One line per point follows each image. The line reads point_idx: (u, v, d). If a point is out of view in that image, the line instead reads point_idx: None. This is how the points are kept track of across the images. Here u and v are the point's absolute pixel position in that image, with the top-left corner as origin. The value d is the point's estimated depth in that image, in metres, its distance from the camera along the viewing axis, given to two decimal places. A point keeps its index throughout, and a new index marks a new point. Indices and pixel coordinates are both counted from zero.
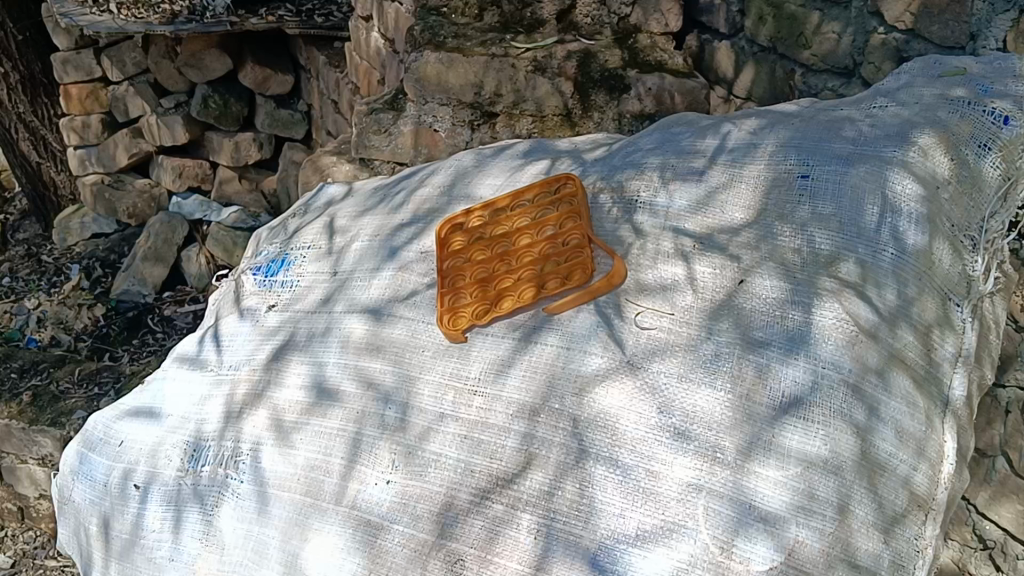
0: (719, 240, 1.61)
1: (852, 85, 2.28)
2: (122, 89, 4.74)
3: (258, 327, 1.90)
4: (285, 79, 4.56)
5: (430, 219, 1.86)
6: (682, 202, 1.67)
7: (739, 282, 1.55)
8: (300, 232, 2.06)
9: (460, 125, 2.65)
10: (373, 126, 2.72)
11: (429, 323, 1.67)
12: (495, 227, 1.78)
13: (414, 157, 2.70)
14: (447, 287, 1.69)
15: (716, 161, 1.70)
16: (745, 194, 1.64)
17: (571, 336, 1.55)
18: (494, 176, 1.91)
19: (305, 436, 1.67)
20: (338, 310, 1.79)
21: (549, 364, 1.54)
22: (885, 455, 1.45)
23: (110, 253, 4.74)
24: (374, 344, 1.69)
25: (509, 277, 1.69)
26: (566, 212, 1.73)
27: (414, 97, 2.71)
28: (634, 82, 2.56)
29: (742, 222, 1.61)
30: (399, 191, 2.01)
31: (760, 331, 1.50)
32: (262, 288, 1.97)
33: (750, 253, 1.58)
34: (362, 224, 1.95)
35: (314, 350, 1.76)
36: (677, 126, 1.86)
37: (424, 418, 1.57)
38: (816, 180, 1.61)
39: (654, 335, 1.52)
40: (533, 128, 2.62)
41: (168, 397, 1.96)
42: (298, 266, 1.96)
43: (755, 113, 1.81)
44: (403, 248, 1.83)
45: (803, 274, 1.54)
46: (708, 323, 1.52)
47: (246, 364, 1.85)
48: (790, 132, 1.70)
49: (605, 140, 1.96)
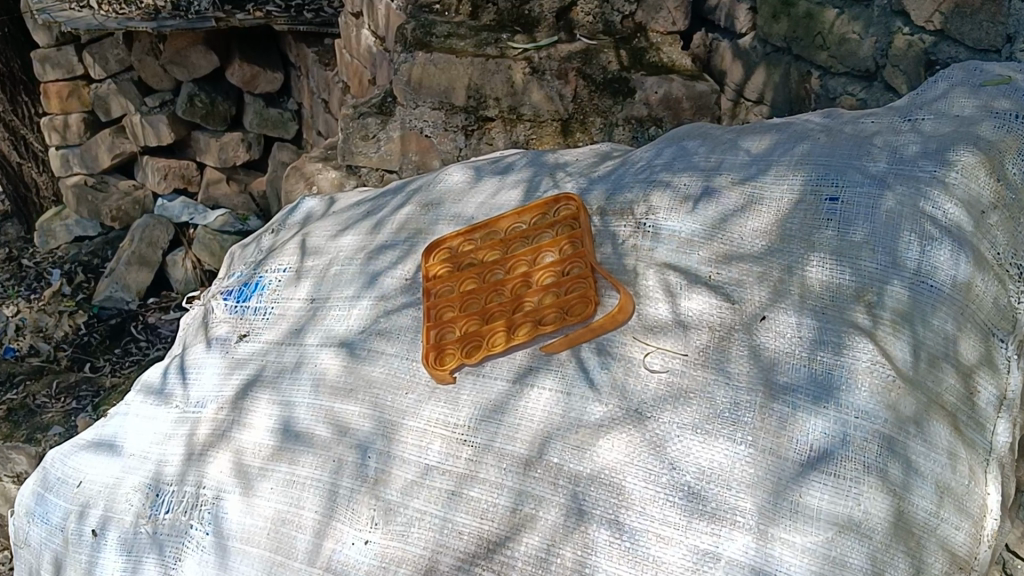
0: (736, 270, 1.44)
1: (876, 89, 2.10)
2: (105, 88, 4.55)
3: (227, 359, 1.72)
4: (274, 78, 4.39)
5: (415, 240, 1.69)
6: (695, 226, 1.49)
7: (760, 318, 1.38)
8: (275, 253, 1.89)
9: (454, 130, 2.50)
10: (360, 131, 2.57)
11: (413, 359, 1.50)
12: (486, 252, 1.61)
13: (403, 164, 2.58)
14: (433, 321, 1.52)
15: (732, 181, 1.53)
16: (765, 217, 1.47)
17: (571, 380, 1.38)
18: (484, 193, 1.74)
19: (275, 485, 1.50)
20: (311, 344, 1.63)
21: (546, 413, 1.37)
22: (923, 514, 1.26)
23: (93, 257, 4.58)
24: (351, 384, 1.52)
25: (502, 309, 1.51)
26: (566, 237, 1.55)
27: (403, 100, 2.53)
28: (639, 85, 2.38)
29: (761, 249, 1.44)
30: (381, 208, 1.84)
31: (785, 376, 1.33)
32: (233, 315, 1.80)
33: (771, 286, 1.41)
34: (341, 246, 1.78)
35: (284, 387, 1.60)
36: (688, 138, 1.68)
37: (407, 470, 1.41)
38: (846, 204, 1.44)
39: (664, 380, 1.35)
40: (530, 134, 2.45)
41: (131, 435, 1.78)
42: (273, 291, 1.79)
43: (775, 124, 1.64)
44: (383, 273, 1.66)
45: (833, 310, 1.37)
46: (725, 365, 1.35)
47: (213, 400, 1.68)
48: (815, 148, 1.52)
49: (608, 153, 1.79)
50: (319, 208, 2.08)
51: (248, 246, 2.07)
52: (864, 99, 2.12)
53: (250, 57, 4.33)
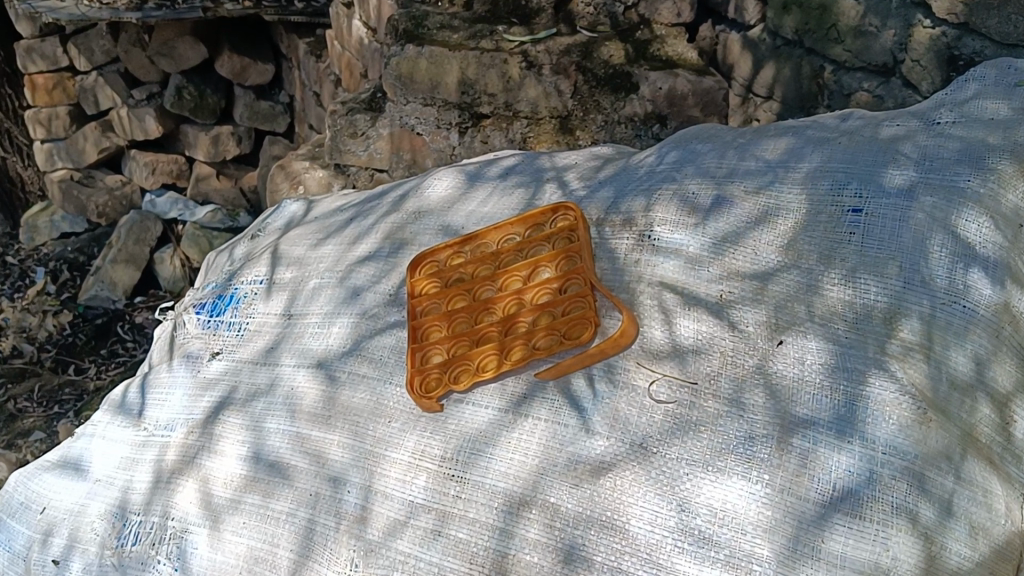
0: (752, 288, 1.31)
1: (894, 86, 1.98)
2: (90, 80, 4.40)
3: (198, 379, 1.60)
4: (264, 70, 4.24)
5: (401, 252, 1.56)
6: (705, 238, 1.36)
7: (776, 342, 1.25)
8: (252, 263, 1.77)
9: (447, 127, 2.37)
10: (348, 128, 2.46)
11: (397, 385, 1.38)
12: (476, 265, 1.47)
13: (393, 163, 2.46)
14: (418, 343, 1.40)
15: (745, 188, 1.40)
16: (782, 230, 1.34)
17: (567, 410, 1.26)
18: (475, 200, 1.61)
19: (247, 520, 1.37)
20: (287, 365, 1.50)
21: (542, 446, 1.24)
22: (957, 560, 1.13)
23: (79, 254, 4.42)
24: (330, 410, 1.40)
25: (492, 329, 1.38)
26: (564, 250, 1.41)
27: (393, 96, 2.41)
28: (642, 80, 2.24)
29: (778, 265, 1.31)
30: (365, 215, 1.72)
31: (804, 408, 1.20)
32: (206, 330, 1.67)
33: (788, 308, 1.28)
34: (321, 256, 1.65)
35: (257, 411, 1.47)
36: (695, 141, 1.55)
37: (391, 507, 1.28)
38: (871, 216, 1.31)
39: (670, 412, 1.23)
40: (528, 131, 2.33)
41: (99, 458, 1.63)
42: (248, 305, 1.67)
43: (789, 126, 1.51)
44: (366, 288, 1.53)
45: (857, 333, 1.24)
46: (737, 394, 1.22)
47: (183, 423, 1.55)
48: (837, 153, 1.39)
49: (609, 155, 1.67)
50: (301, 214, 1.96)
51: (227, 256, 1.95)
52: (880, 97, 2.00)
53: (238, 47, 4.16)
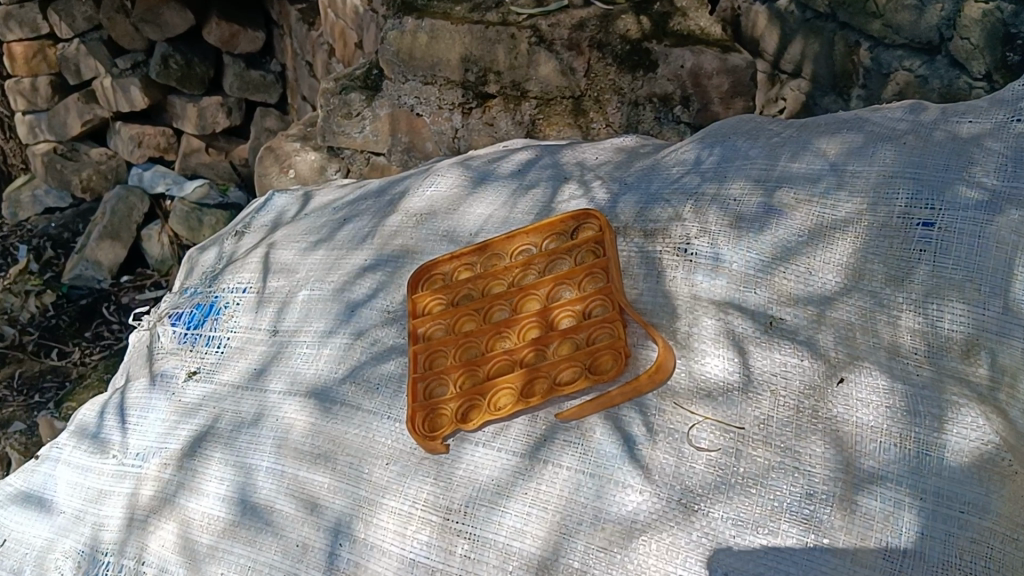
0: (804, 315, 1.14)
1: (941, 64, 1.70)
2: (72, 49, 4.18)
3: (174, 403, 1.43)
4: (255, 37, 3.99)
5: (403, 264, 1.39)
6: (750, 253, 1.19)
7: (837, 381, 1.08)
8: (235, 268, 1.60)
9: (448, 108, 2.19)
10: (342, 108, 2.28)
11: (397, 420, 1.21)
12: (486, 281, 1.29)
13: (391, 146, 2.26)
14: (420, 372, 1.22)
15: (796, 195, 1.22)
16: (841, 248, 1.16)
17: (595, 457, 1.09)
18: (486, 202, 1.44)
19: (227, 571, 1.21)
20: (274, 392, 1.34)
21: (566, 500, 1.08)
22: None
23: (63, 231, 4.16)
24: (320, 447, 1.24)
25: (506, 358, 1.20)
26: (588, 267, 1.23)
27: (390, 74, 2.23)
28: (662, 58, 2.01)
29: (836, 287, 1.14)
30: (360, 216, 1.53)
31: (871, 460, 1.03)
32: (182, 344, 1.50)
33: (849, 341, 1.11)
34: (311, 264, 1.48)
35: (239, 445, 1.30)
36: (735, 136, 1.37)
37: (388, 566, 1.11)
38: (944, 230, 1.13)
39: (714, 461, 1.06)
40: (536, 113, 2.14)
41: (65, 488, 1.47)
42: (230, 318, 1.49)
43: (842, 119, 1.33)
44: (363, 303, 1.36)
45: (930, 371, 1.07)
46: (791, 443, 1.05)
47: (157, 454, 1.39)
48: (903, 155, 1.20)
49: (634, 149, 1.49)
50: (291, 210, 1.78)
51: (210, 256, 1.77)
52: (924, 76, 1.73)
53: (229, 15, 3.92)
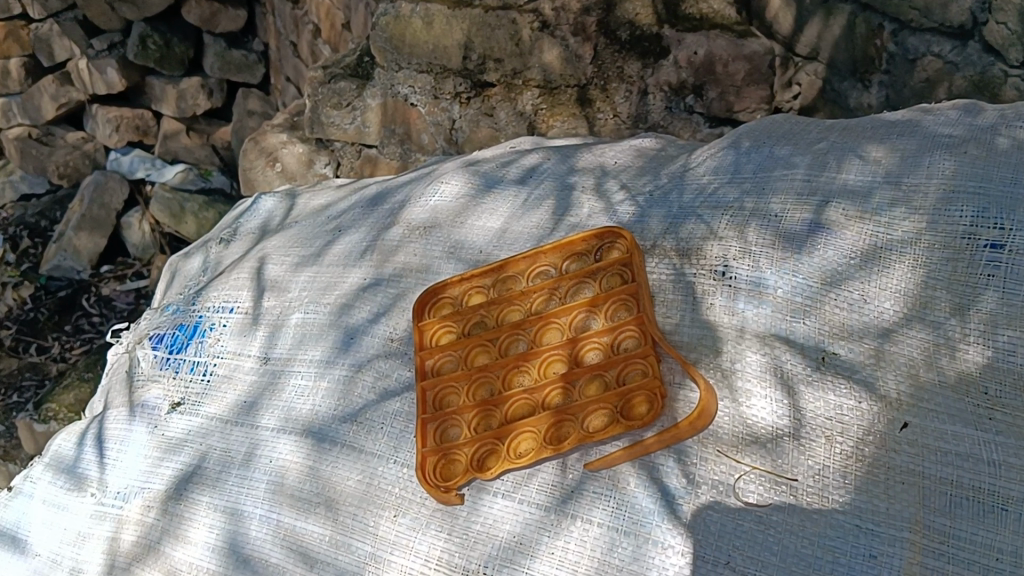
0: (861, 347, 1.02)
1: (973, 51, 1.40)
2: (46, 28, 3.83)
3: (157, 438, 1.30)
4: (236, 15, 3.65)
5: (404, 278, 1.27)
6: (796, 277, 1.07)
7: (900, 426, 0.96)
8: (220, 282, 1.47)
9: (446, 99, 1.99)
10: (331, 98, 2.09)
11: (404, 464, 1.09)
12: (500, 307, 1.17)
13: (385, 138, 2.08)
14: (430, 412, 1.11)
15: (846, 210, 1.10)
16: (899, 273, 1.05)
17: (629, 513, 0.97)
18: (492, 212, 1.31)
19: None
20: (266, 428, 1.21)
21: (597, 561, 0.95)
22: None
23: (40, 219, 3.76)
24: (318, 494, 1.11)
25: (526, 397, 1.08)
26: (615, 295, 1.11)
27: (383, 62, 2.03)
28: (674, 44, 1.77)
29: (894, 317, 1.03)
30: (356, 227, 1.40)
31: (940, 515, 0.90)
32: (164, 371, 1.37)
33: (913, 379, 0.99)
34: (304, 283, 1.35)
35: (228, 488, 1.18)
36: (772, 141, 1.25)
37: None
38: (1015, 253, 1.00)
39: (763, 519, 0.93)
40: (539, 103, 1.92)
41: (38, 528, 1.34)
42: (216, 341, 1.36)
43: (891, 123, 1.21)
44: (364, 330, 1.23)
45: (1004, 413, 0.95)
46: (850, 497, 0.93)
47: (139, 494, 1.26)
48: (964, 167, 1.08)
49: (656, 154, 1.37)
50: (280, 216, 1.65)
51: (192, 265, 1.64)
52: (954, 63, 1.43)
53: None
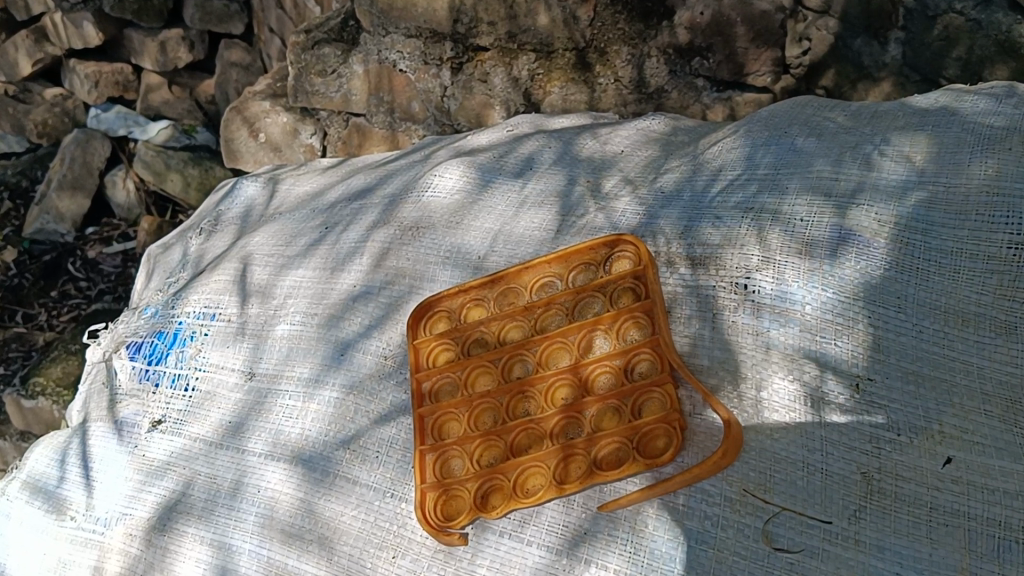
0: (898, 369, 0.93)
1: (997, 8, 1.36)
2: None
3: (138, 459, 1.22)
4: None
5: (397, 285, 1.18)
6: (826, 292, 0.98)
7: (942, 461, 0.88)
8: (200, 283, 1.37)
9: (436, 64, 1.83)
10: (316, 66, 1.92)
11: (403, 499, 1.01)
12: (502, 324, 1.09)
13: (372, 107, 1.93)
14: (429, 443, 1.03)
15: (878, 215, 1.01)
16: (936, 286, 0.96)
17: (646, 560, 0.88)
18: (491, 213, 1.21)
19: None
20: (252, 453, 1.13)
21: None
22: None
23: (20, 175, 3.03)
24: (310, 529, 1.03)
25: (531, 426, 1.01)
26: (625, 314, 1.04)
27: (368, 26, 1.87)
28: (678, 4, 1.58)
29: (933, 334, 0.94)
30: (343, 225, 1.30)
31: (986, 562, 0.82)
32: (143, 384, 1.29)
33: (954, 408, 0.90)
34: (288, 288, 1.26)
35: (215, 519, 1.10)
36: (792, 128, 1.15)
37: None
38: None
39: (795, 567, 0.85)
40: (537, 68, 1.76)
41: (16, 553, 1.24)
42: (197, 353, 1.27)
43: (921, 111, 1.12)
44: (355, 344, 1.15)
45: None
46: (889, 541, 0.85)
47: (121, 521, 1.18)
48: (1009, 165, 0.99)
49: (663, 137, 1.28)
50: (264, 205, 1.55)
51: (174, 257, 1.56)
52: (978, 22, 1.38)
53: None
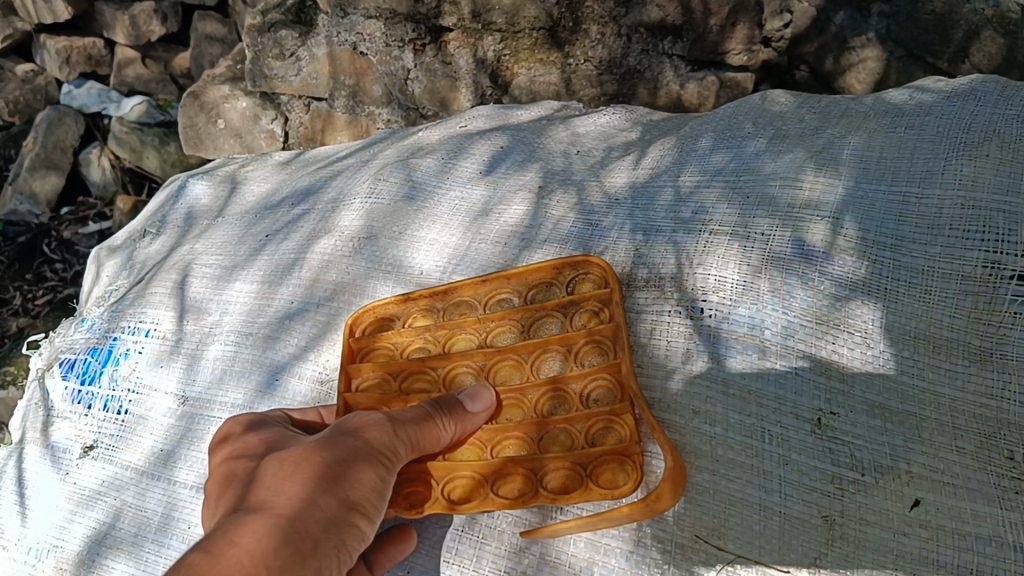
0: (865, 401, 0.85)
1: None
2: None
3: (69, 487, 1.15)
4: None
5: (338, 300, 1.11)
6: (787, 316, 0.90)
7: (910, 504, 0.80)
8: (138, 296, 1.29)
9: (397, 46, 1.65)
10: (272, 48, 1.72)
11: None
12: (449, 334, 1.02)
13: (333, 91, 1.75)
14: None
15: (846, 232, 0.93)
16: (907, 309, 0.89)
17: None
18: (442, 225, 1.13)
19: None
20: (184, 486, 1.06)
21: None
22: None
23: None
24: None
25: (475, 442, 0.94)
26: (581, 335, 0.96)
27: (325, 7, 1.65)
28: None
29: (904, 362, 0.87)
30: (285, 235, 1.23)
31: None
32: (75, 405, 1.21)
33: (923, 445, 0.83)
34: (225, 304, 1.19)
35: (146, 557, 1.03)
36: (750, 131, 1.09)
37: None
38: None
39: None
40: (503, 49, 1.60)
41: None
42: (130, 372, 1.20)
43: (896, 110, 1.05)
44: (289, 367, 1.07)
45: None
46: None
47: (49, 556, 1.11)
48: (986, 177, 0.91)
49: (619, 140, 1.21)
50: (211, 207, 1.47)
51: (116, 262, 1.48)
52: None
53: None
